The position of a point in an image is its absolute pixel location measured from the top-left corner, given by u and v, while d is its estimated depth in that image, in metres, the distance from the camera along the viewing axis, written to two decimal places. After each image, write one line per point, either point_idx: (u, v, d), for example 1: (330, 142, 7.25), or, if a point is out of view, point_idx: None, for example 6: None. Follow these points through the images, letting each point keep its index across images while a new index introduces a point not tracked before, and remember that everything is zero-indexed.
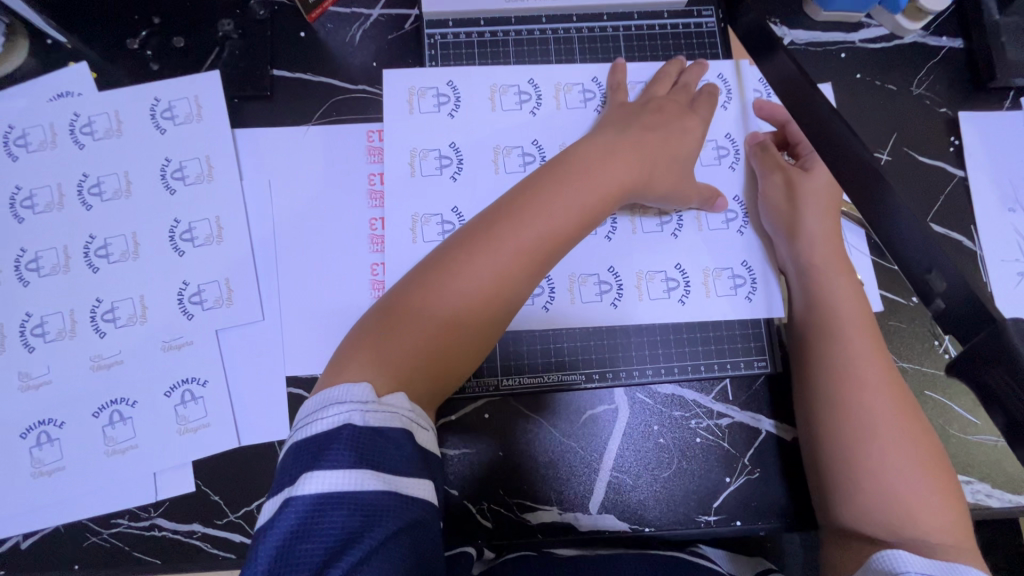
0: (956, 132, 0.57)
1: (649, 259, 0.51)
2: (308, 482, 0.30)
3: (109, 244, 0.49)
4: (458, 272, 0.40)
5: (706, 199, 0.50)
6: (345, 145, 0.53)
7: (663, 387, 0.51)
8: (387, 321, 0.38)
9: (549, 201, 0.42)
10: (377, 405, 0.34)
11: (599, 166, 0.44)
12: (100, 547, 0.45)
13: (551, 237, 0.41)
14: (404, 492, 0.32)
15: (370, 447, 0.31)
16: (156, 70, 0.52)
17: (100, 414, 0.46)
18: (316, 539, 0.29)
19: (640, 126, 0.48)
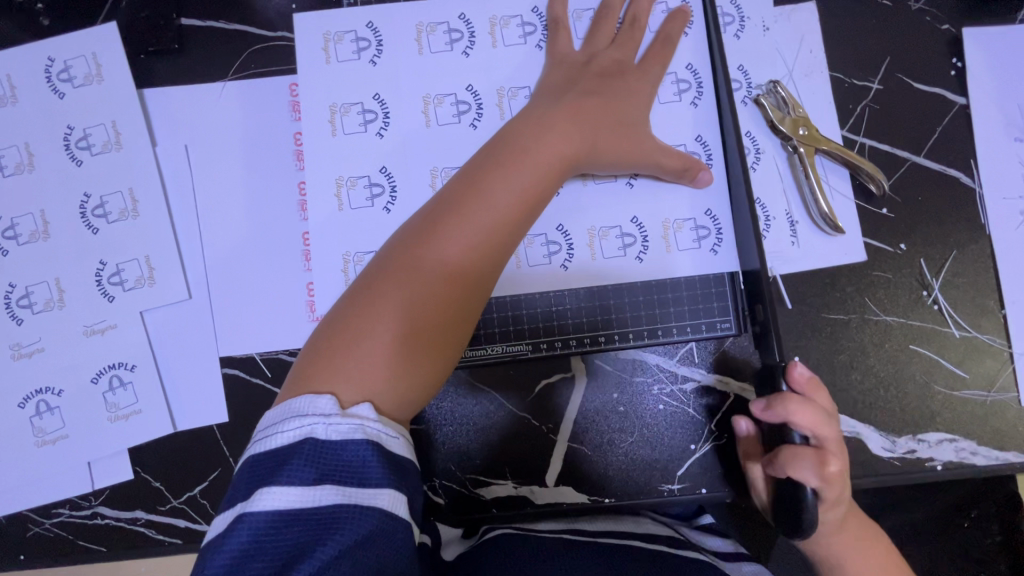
0: (959, 53, 0.50)
1: (603, 215, 0.46)
2: (262, 499, 0.29)
3: (16, 224, 0.45)
4: (411, 268, 0.36)
5: (676, 172, 0.44)
6: (265, 102, 0.48)
7: (622, 355, 0.47)
8: (338, 337, 0.35)
9: (492, 189, 0.38)
10: (342, 417, 0.31)
11: (539, 140, 0.41)
12: (44, 536, 0.45)
13: (503, 225, 0.38)
14: (366, 504, 0.29)
15: (331, 463, 0.29)
16: (47, 25, 0.46)
17: (25, 405, 0.44)
18: (267, 556, 0.28)
19: (580, 91, 0.43)
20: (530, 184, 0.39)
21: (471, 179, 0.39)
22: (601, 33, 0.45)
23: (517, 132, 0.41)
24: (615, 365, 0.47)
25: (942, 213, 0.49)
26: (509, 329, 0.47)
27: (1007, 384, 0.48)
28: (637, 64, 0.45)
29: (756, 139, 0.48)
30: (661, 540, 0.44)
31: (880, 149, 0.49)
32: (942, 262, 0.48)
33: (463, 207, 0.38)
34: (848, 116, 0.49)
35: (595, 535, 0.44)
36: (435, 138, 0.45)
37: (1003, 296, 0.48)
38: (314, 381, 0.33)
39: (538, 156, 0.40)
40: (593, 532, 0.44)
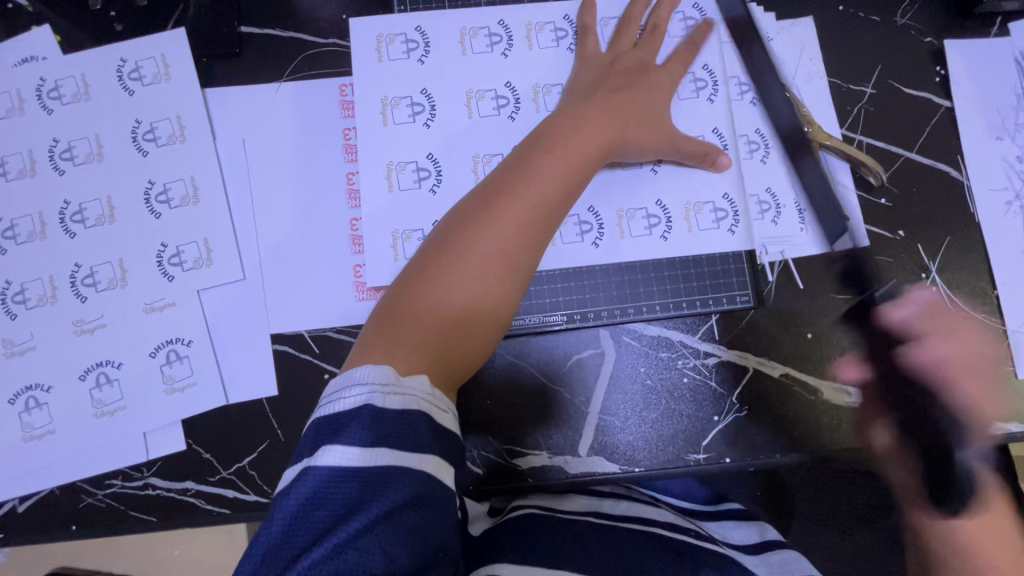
0: (942, 61, 0.56)
1: (629, 201, 0.51)
2: (325, 454, 0.31)
3: (84, 209, 0.48)
4: (447, 269, 0.40)
5: (696, 154, 0.49)
6: (316, 100, 0.52)
7: (650, 328, 0.51)
8: (393, 316, 0.38)
9: (531, 177, 0.42)
10: (395, 388, 0.34)
11: (573, 131, 0.45)
12: (96, 507, 0.46)
13: (541, 208, 0.42)
14: (416, 465, 0.32)
15: (386, 426, 0.32)
16: (120, 30, 0.51)
17: (86, 377, 0.46)
18: (327, 506, 0.30)
19: (607, 89, 0.48)
20: (549, 200, 0.42)
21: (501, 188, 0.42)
22: (623, 43, 0.50)
23: (550, 134, 0.45)
24: (644, 338, 0.50)
25: (935, 203, 0.54)
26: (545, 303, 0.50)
27: (1004, 359, 0.51)
28: (659, 65, 0.50)
29: (766, 136, 0.53)
30: (686, 532, 0.48)
31: (877, 146, 0.54)
32: (938, 248, 0.53)
33: (491, 217, 0.41)
34: (847, 115, 0.54)
35: (619, 519, 0.48)
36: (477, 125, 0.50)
37: (995, 278, 0.53)
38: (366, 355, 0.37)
39: (559, 173, 0.43)
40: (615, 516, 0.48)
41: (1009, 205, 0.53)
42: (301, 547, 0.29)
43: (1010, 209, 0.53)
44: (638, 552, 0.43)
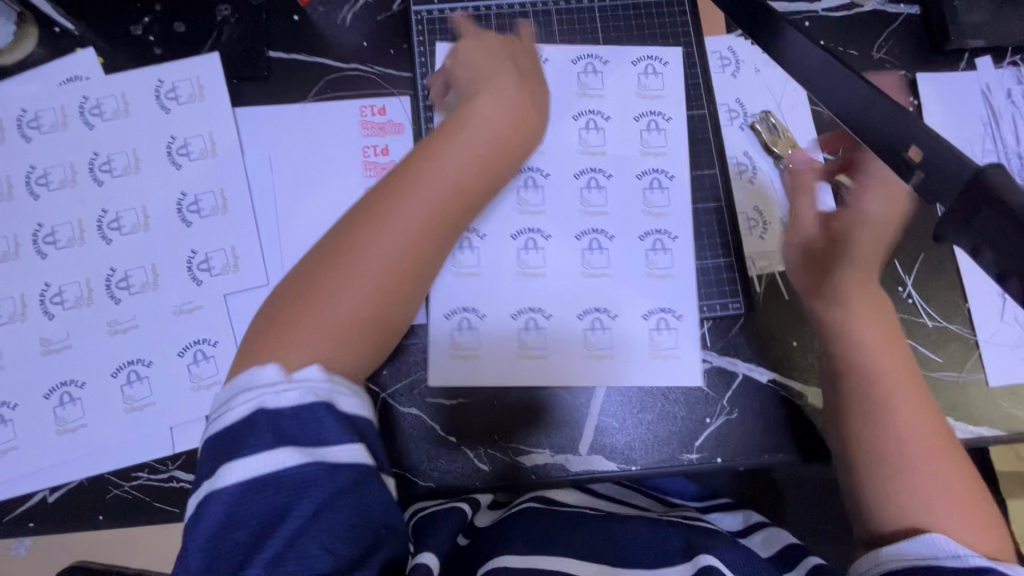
0: (915, 92, 0.60)
1: (612, 222, 0.56)
2: (228, 475, 0.32)
3: (120, 217, 0.52)
4: (343, 269, 0.39)
5: (595, 172, 0.54)
6: (338, 120, 0.56)
7: (621, 336, 0.54)
8: (278, 322, 0.38)
9: (423, 183, 0.43)
10: (287, 385, 0.35)
11: (466, 138, 0.46)
12: (122, 498, 0.49)
13: (433, 214, 0.42)
14: (325, 460, 0.33)
15: (283, 428, 0.33)
16: (159, 54, 0.55)
17: (118, 374, 0.49)
18: (252, 518, 0.32)
19: (501, 91, 0.49)
20: (445, 201, 0.43)
21: (390, 189, 0.42)
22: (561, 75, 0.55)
23: (438, 141, 0.46)
24: (613, 345, 0.54)
25: (911, 221, 0.58)
26: (534, 313, 0.54)
27: (976, 366, 0.55)
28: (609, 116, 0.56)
29: (753, 158, 0.58)
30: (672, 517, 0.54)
31: None
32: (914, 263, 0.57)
33: (388, 217, 0.41)
34: (828, 140, 0.59)
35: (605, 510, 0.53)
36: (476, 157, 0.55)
37: (966, 292, 0.57)
38: (264, 353, 0.37)
39: (457, 177, 0.44)
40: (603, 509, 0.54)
41: None
42: (237, 559, 0.32)
43: None
44: (626, 539, 0.48)
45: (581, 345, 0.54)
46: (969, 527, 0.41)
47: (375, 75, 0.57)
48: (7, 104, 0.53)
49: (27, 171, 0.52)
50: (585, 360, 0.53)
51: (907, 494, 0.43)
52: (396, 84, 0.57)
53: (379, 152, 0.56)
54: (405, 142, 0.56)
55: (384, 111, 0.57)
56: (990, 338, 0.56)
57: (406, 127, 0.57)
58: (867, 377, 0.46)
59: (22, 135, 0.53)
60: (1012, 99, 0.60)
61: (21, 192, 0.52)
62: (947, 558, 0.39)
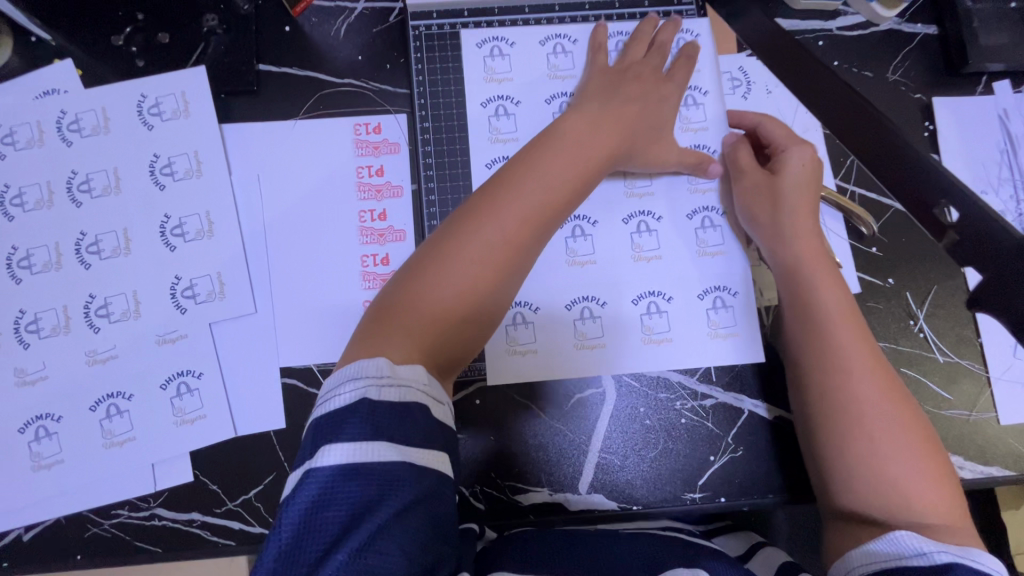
0: (930, 117, 0.58)
1: (660, 203, 0.55)
2: (328, 455, 0.34)
3: (100, 240, 0.49)
4: (451, 262, 0.42)
5: (693, 165, 0.54)
6: (331, 139, 0.53)
7: (677, 319, 0.53)
8: (400, 305, 0.41)
9: (535, 178, 0.45)
10: (390, 380, 0.37)
11: (580, 140, 0.48)
12: (101, 537, 0.46)
13: (545, 209, 0.44)
14: (413, 461, 0.35)
15: (384, 418, 0.35)
16: (142, 66, 0.52)
17: (96, 408, 0.47)
18: (339, 504, 0.33)
19: (623, 96, 0.51)
20: (559, 197, 0.45)
21: (503, 186, 0.45)
22: (632, 57, 0.54)
23: (556, 140, 0.47)
24: (671, 329, 0.53)
25: (924, 252, 0.56)
26: (588, 302, 0.53)
27: (987, 404, 0.54)
28: (667, 76, 0.55)
29: None
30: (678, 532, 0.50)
31: (868, 196, 0.57)
32: (925, 296, 0.55)
33: (500, 211, 0.43)
34: (840, 167, 0.57)
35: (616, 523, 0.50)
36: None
37: (978, 327, 0.55)
38: (368, 343, 0.39)
39: (564, 180, 0.46)
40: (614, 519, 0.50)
41: None
42: (321, 541, 0.32)
43: None
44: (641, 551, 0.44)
45: (638, 330, 0.53)
46: (920, 478, 0.42)
47: (370, 90, 0.55)
48: None
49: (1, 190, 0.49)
50: (641, 344, 0.53)
51: (858, 450, 0.43)
52: (392, 100, 0.55)
53: (373, 172, 0.53)
54: (401, 163, 0.54)
55: (379, 129, 0.54)
56: (1001, 375, 0.54)
57: (402, 147, 0.54)
58: (824, 326, 0.47)
59: None
60: None
61: None
62: (912, 557, 0.38)
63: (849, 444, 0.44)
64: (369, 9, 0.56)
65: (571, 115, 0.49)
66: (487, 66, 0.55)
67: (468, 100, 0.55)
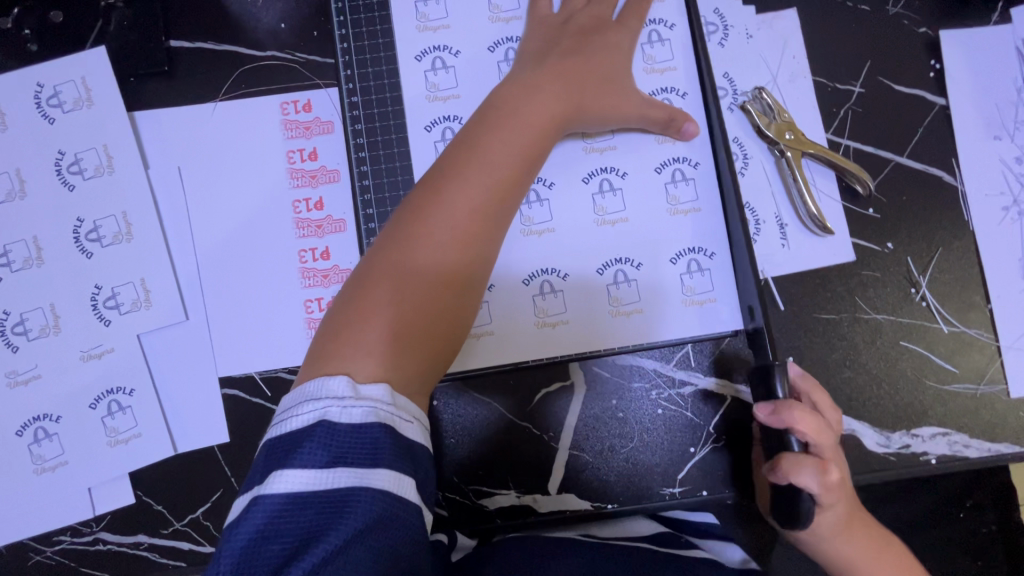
0: (936, 54, 0.51)
1: (625, 157, 0.48)
2: (276, 481, 0.30)
3: (9, 252, 0.45)
4: (403, 263, 0.37)
5: (661, 123, 0.46)
6: (256, 122, 0.48)
7: (649, 287, 0.47)
8: (353, 316, 0.36)
9: (488, 147, 0.40)
10: (354, 400, 0.32)
11: (528, 99, 0.43)
12: (45, 564, 0.44)
13: (502, 181, 0.40)
14: (373, 486, 0.30)
15: (340, 442, 0.30)
16: (36, 51, 0.46)
17: (23, 432, 0.44)
18: (286, 533, 0.29)
19: (560, 51, 0.45)
20: (510, 178, 0.40)
21: (446, 175, 0.39)
22: (575, 3, 0.47)
23: (501, 104, 0.43)
24: (641, 298, 0.47)
25: (927, 211, 0.50)
26: (549, 273, 0.48)
27: (996, 376, 0.49)
28: (616, 20, 0.47)
29: (743, 145, 0.50)
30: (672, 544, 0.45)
31: (864, 151, 0.50)
32: (928, 260, 0.49)
33: (445, 201, 0.38)
34: (832, 119, 0.50)
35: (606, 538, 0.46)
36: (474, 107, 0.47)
37: (989, 291, 0.49)
38: (326, 363, 0.35)
39: (516, 147, 0.41)
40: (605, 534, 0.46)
41: (1005, 212, 0.50)
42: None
43: (1006, 216, 0.50)
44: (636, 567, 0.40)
45: (606, 301, 0.47)
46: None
47: (297, 63, 0.48)
48: None
49: None
50: (609, 317, 0.47)
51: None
52: (322, 73, 0.49)
53: (305, 156, 0.48)
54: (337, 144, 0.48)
55: (309, 107, 0.48)
56: (1013, 343, 0.49)
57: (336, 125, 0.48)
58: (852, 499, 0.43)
59: None
60: None
61: None
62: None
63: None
64: None
65: (515, 87, 0.43)
66: (420, 13, 0.48)
67: (403, 62, 0.47)
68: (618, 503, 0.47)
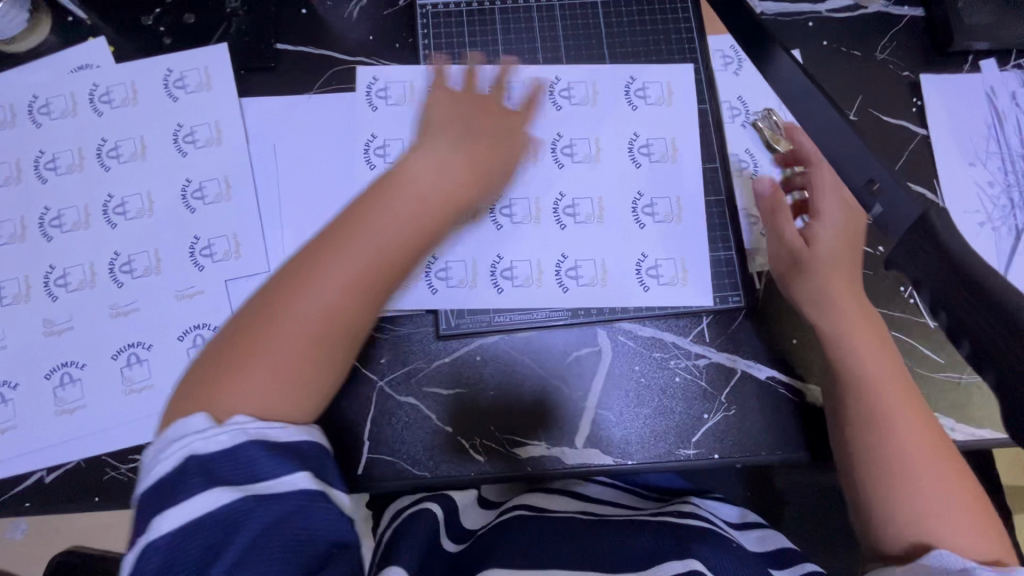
0: (918, 93, 0.60)
1: (654, 167, 0.57)
2: (156, 527, 0.32)
3: (126, 202, 0.53)
4: (278, 319, 0.38)
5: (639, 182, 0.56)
6: (343, 111, 0.56)
7: (676, 272, 0.55)
8: (234, 354, 0.38)
9: (370, 222, 0.41)
10: (217, 430, 0.34)
11: (429, 178, 0.44)
12: (118, 480, 0.49)
13: (392, 260, 0.41)
14: (263, 493, 0.33)
15: (209, 465, 0.33)
16: (168, 44, 0.56)
17: (118, 356, 0.50)
18: (207, 535, 0.32)
19: (461, 130, 0.48)
20: (393, 257, 0.41)
21: (333, 243, 0.41)
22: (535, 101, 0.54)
23: (390, 181, 0.44)
24: (675, 275, 0.55)
25: None
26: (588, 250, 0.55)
27: None
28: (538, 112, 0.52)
29: (754, 155, 0.58)
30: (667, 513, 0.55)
31: None
32: None
33: (333, 271, 0.39)
34: None
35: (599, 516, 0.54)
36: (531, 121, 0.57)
37: None
38: (200, 395, 0.37)
39: (399, 225, 0.42)
40: (597, 514, 0.55)
41: (982, 226, 0.57)
42: None
43: (983, 229, 0.57)
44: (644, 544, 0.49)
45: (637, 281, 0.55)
46: (971, 536, 0.41)
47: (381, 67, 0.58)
48: (20, 90, 0.54)
49: (36, 155, 0.53)
50: (642, 296, 0.55)
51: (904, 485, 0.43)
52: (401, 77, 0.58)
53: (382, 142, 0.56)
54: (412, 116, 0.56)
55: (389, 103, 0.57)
56: None
57: (416, 100, 0.57)
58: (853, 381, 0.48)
59: (32, 121, 0.54)
60: (1017, 101, 0.60)
61: (30, 175, 0.53)
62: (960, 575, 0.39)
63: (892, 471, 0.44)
64: None
65: (413, 157, 0.46)
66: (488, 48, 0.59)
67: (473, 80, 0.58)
68: (637, 460, 0.52)
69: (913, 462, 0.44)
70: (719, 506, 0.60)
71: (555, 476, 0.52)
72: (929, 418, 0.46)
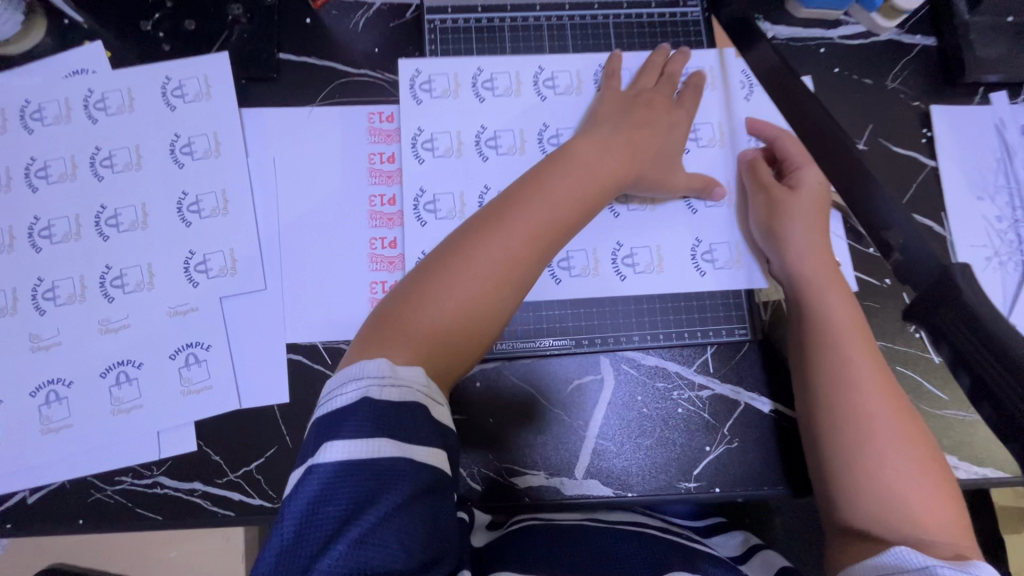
0: (928, 124, 0.60)
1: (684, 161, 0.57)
2: (328, 452, 0.33)
3: (119, 214, 0.51)
4: (439, 283, 0.42)
5: (699, 190, 0.55)
6: (346, 125, 0.55)
7: (698, 272, 0.56)
8: (405, 308, 0.41)
9: (553, 191, 0.46)
10: (391, 380, 0.36)
11: (595, 160, 0.49)
12: (103, 502, 0.47)
13: (560, 224, 0.45)
14: (415, 459, 0.34)
15: (383, 416, 0.34)
16: (168, 50, 0.54)
17: (106, 375, 0.48)
18: (364, 479, 0.33)
19: (631, 123, 0.53)
20: (566, 219, 0.46)
21: (514, 205, 0.45)
22: (644, 83, 0.57)
23: (580, 156, 0.49)
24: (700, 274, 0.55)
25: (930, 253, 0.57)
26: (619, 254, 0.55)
27: None
28: (678, 103, 0.56)
29: None
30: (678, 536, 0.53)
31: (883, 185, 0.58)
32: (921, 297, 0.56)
33: (507, 226, 0.44)
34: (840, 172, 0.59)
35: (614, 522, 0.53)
36: (561, 115, 0.57)
37: None
38: (372, 347, 0.39)
39: (574, 194, 0.46)
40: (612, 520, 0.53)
41: (989, 261, 0.57)
42: (325, 535, 0.31)
43: (990, 264, 0.57)
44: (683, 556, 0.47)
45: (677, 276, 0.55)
46: (927, 498, 0.42)
47: (385, 81, 0.57)
48: (12, 95, 0.52)
49: (27, 163, 0.51)
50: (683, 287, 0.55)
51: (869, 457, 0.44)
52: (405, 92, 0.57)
53: (385, 159, 0.55)
54: (460, 108, 0.56)
55: (392, 118, 0.56)
56: None
57: (461, 92, 0.57)
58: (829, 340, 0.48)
59: (24, 126, 0.52)
60: None
61: (20, 183, 0.51)
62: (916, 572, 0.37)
63: (853, 435, 0.45)
64: (387, 4, 0.58)
65: (578, 138, 0.51)
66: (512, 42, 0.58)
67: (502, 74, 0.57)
68: (636, 493, 0.51)
69: (878, 424, 0.45)
70: (722, 534, 0.58)
71: (552, 511, 0.51)
72: (891, 379, 0.47)
